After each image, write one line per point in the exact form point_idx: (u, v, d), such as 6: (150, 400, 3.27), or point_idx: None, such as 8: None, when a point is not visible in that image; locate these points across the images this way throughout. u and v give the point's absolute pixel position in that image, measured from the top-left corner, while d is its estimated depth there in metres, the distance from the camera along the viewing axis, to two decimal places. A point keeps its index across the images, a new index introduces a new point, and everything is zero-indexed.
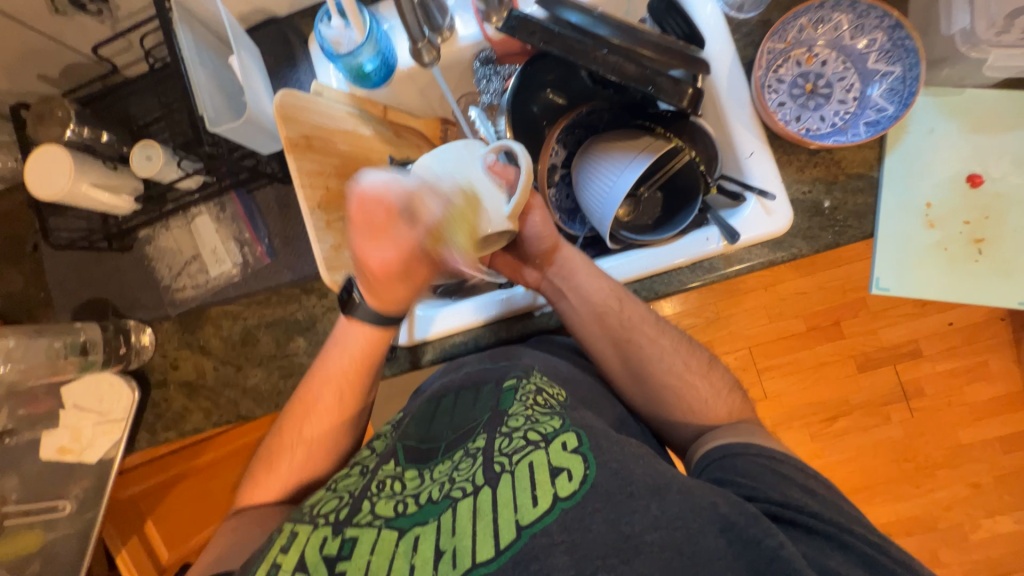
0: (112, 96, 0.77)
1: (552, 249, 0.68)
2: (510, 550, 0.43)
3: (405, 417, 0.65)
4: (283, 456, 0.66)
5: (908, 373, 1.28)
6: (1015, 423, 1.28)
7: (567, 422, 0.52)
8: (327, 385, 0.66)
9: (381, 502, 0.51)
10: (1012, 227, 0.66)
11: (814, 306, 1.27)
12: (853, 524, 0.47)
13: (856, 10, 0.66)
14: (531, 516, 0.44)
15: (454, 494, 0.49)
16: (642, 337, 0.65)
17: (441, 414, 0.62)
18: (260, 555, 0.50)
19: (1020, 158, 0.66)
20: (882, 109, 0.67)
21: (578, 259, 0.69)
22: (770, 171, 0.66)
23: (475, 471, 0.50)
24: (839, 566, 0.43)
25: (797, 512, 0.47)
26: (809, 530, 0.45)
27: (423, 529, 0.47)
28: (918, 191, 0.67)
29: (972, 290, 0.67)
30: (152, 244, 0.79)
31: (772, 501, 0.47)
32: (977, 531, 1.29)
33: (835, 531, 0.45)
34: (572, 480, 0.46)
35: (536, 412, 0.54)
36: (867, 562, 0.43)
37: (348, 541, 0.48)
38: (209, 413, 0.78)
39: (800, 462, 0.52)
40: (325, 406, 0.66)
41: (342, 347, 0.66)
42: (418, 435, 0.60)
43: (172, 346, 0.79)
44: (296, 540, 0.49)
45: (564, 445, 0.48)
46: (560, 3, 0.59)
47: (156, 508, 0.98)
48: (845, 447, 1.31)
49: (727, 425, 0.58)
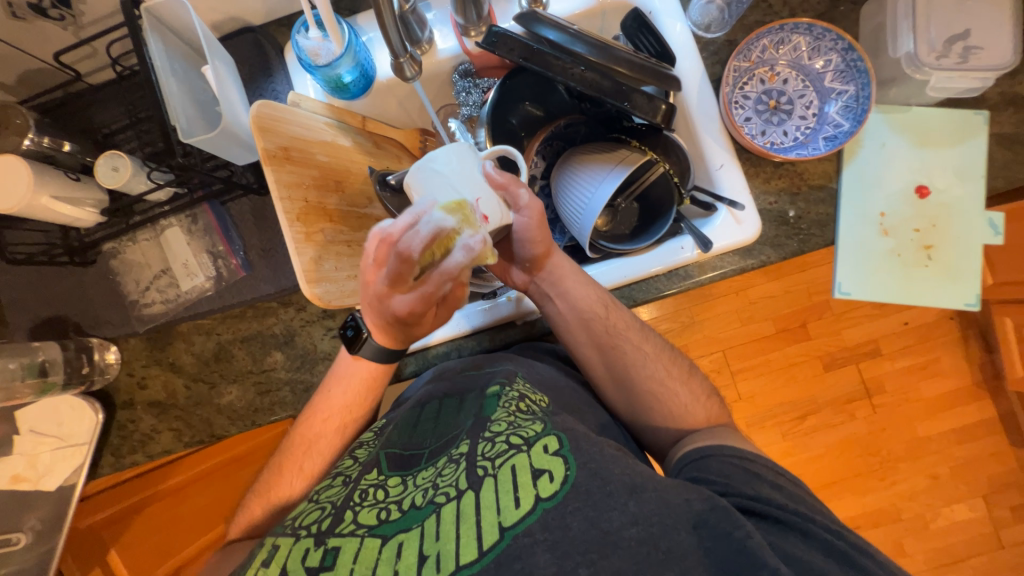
0: (76, 105, 0.74)
1: (544, 256, 0.67)
2: (493, 551, 0.43)
3: (388, 426, 0.64)
4: (280, 486, 0.64)
5: (870, 371, 1.36)
6: (966, 416, 1.36)
7: (548, 426, 0.52)
8: (326, 415, 0.65)
9: (364, 510, 0.50)
10: (957, 233, 0.71)
11: (782, 310, 1.33)
12: (815, 515, 0.48)
13: (813, 32, 0.70)
14: (513, 517, 0.45)
15: (438, 499, 0.48)
16: (633, 342, 0.67)
17: (425, 420, 0.61)
18: (242, 568, 0.49)
19: (963, 170, 0.71)
20: (838, 125, 0.71)
21: (568, 265, 0.68)
22: (739, 182, 0.70)
23: (458, 476, 0.50)
24: (802, 552, 0.44)
25: (766, 505, 0.48)
26: (776, 521, 0.47)
27: (407, 535, 0.46)
28: (872, 202, 0.72)
29: (923, 292, 0.72)
30: (117, 257, 0.76)
31: (745, 496, 0.49)
32: (936, 520, 1.36)
33: (798, 520, 0.47)
34: (553, 480, 0.46)
35: (518, 416, 0.54)
36: (829, 545, 0.45)
37: (330, 551, 0.47)
38: (180, 433, 0.77)
39: (772, 462, 0.54)
40: (325, 437, 0.65)
41: (337, 373, 0.66)
42: (401, 442, 0.59)
43: (140, 363, 0.77)
44: (278, 553, 0.48)
45: (546, 448, 0.49)
46: (538, 20, 0.59)
47: (124, 535, 0.92)
48: (816, 445, 1.37)
49: (705, 429, 0.60)
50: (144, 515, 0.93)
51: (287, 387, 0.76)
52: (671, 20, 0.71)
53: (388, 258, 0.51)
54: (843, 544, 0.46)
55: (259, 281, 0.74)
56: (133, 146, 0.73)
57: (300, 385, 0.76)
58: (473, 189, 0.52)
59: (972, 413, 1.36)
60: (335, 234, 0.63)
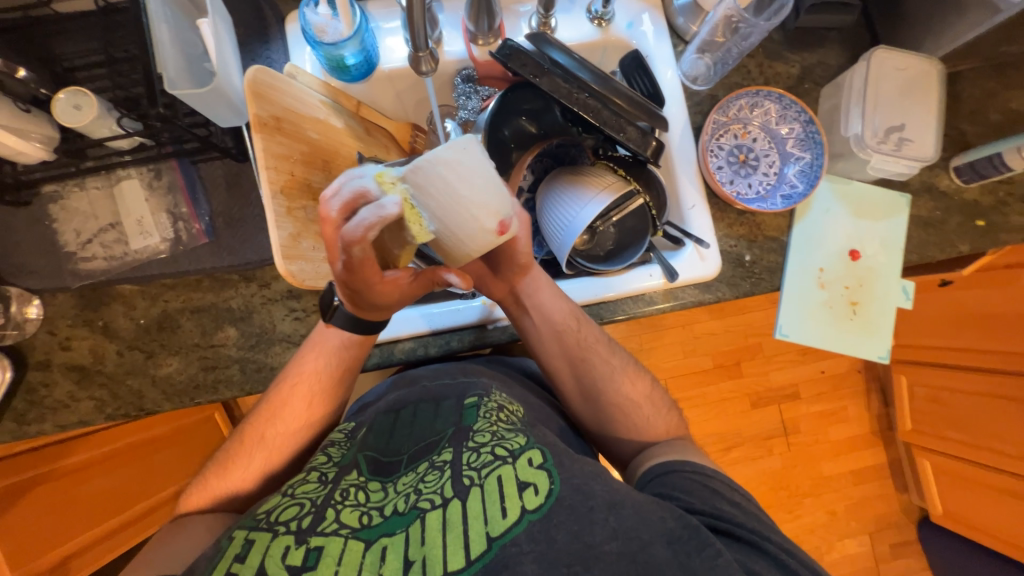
0: (36, 30, 0.67)
1: (526, 266, 0.68)
2: (480, 561, 0.43)
3: (360, 428, 0.62)
4: (237, 468, 0.61)
5: (790, 412, 1.50)
6: (864, 459, 1.53)
7: (531, 439, 0.54)
8: (283, 396, 0.63)
9: (345, 511, 0.49)
10: (878, 294, 0.82)
11: (721, 346, 1.45)
12: (770, 532, 0.52)
13: (782, 102, 0.80)
14: (500, 528, 0.45)
15: (422, 505, 0.48)
16: (602, 355, 0.70)
17: (401, 427, 0.61)
18: (208, 564, 0.45)
19: (888, 242, 0.81)
20: (794, 186, 0.80)
21: (546, 278, 0.69)
22: (706, 224, 0.77)
23: (443, 484, 0.49)
24: (760, 568, 0.48)
25: (729, 523, 0.52)
26: (737, 538, 0.51)
27: (391, 540, 0.45)
28: (813, 258, 0.81)
29: (844, 341, 0.81)
30: (58, 203, 0.69)
31: (708, 513, 0.53)
32: (830, 552, 1.50)
33: (757, 539, 0.51)
34: (538, 494, 0.47)
35: (501, 427, 0.55)
36: (783, 564, 0.49)
37: (312, 550, 0.45)
38: (103, 404, 0.69)
39: (728, 479, 0.58)
40: (285, 413, 0.63)
41: (317, 349, 0.64)
42: (379, 446, 0.58)
43: (66, 322, 0.69)
44: (254, 549, 0.45)
45: (530, 461, 0.50)
46: (549, 42, 0.65)
47: (10, 511, 0.77)
48: (737, 475, 1.47)
49: (666, 442, 0.65)
50: (32, 498, 0.81)
51: (237, 366, 0.71)
52: (663, 67, 0.78)
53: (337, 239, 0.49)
54: (788, 558, 0.50)
55: (222, 250, 0.70)
56: (98, 86, 0.68)
57: (251, 365, 0.71)
58: (483, 191, 0.49)
59: (869, 458, 1.53)
60: (317, 213, 0.61)
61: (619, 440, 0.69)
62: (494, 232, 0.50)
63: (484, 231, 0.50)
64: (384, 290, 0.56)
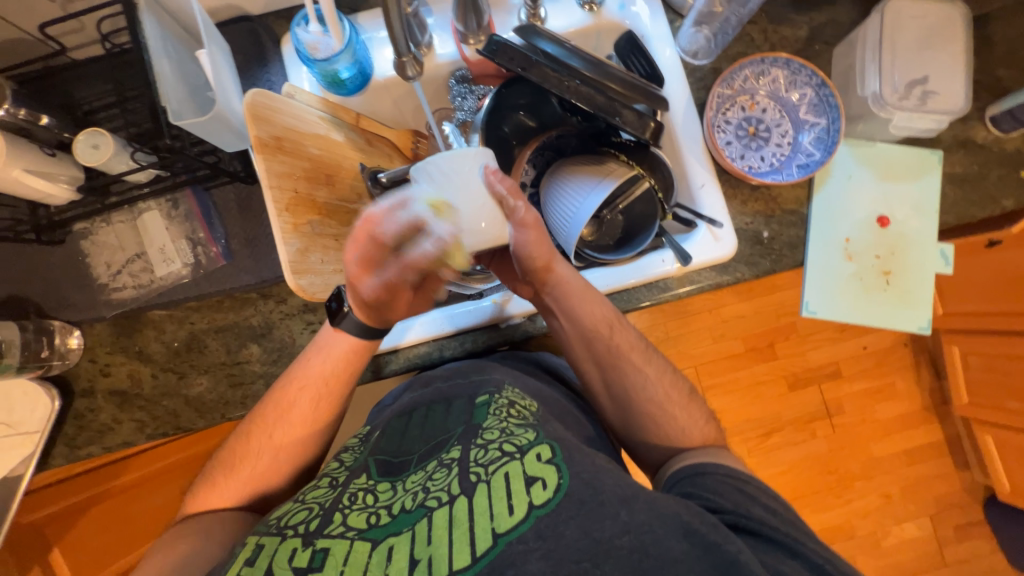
0: (56, 78, 0.72)
1: (545, 269, 0.64)
2: (486, 557, 0.43)
3: (375, 431, 0.64)
4: (248, 464, 0.63)
5: (831, 392, 1.42)
6: (917, 438, 1.44)
7: (541, 434, 0.53)
8: (296, 410, 0.64)
9: (353, 513, 0.49)
10: (914, 262, 0.76)
11: (752, 328, 1.39)
12: (801, 535, 0.50)
13: (790, 67, 0.76)
14: (507, 524, 0.45)
15: (430, 503, 0.48)
16: (634, 363, 0.67)
17: (413, 427, 0.61)
18: (223, 568, 0.47)
19: (921, 205, 0.76)
20: (810, 154, 0.76)
21: (573, 282, 0.66)
22: (717, 202, 0.74)
23: (450, 481, 0.49)
24: (788, 568, 0.47)
25: (759, 524, 0.50)
26: (768, 539, 0.49)
27: (398, 539, 0.46)
28: (838, 229, 0.76)
29: (879, 313, 0.76)
30: (89, 239, 0.73)
31: (736, 514, 0.51)
32: (887, 537, 1.42)
33: (790, 541, 0.49)
34: (546, 488, 0.47)
35: (511, 424, 0.55)
36: (816, 565, 0.48)
37: (319, 552, 0.46)
38: (144, 424, 0.74)
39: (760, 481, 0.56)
40: (297, 421, 0.64)
41: (325, 352, 0.65)
42: (390, 449, 0.59)
43: (104, 350, 0.74)
44: (264, 551, 0.46)
45: (539, 456, 0.49)
46: (537, 33, 0.63)
47: (69, 532, 0.88)
48: (778, 460, 1.42)
49: (701, 449, 0.61)
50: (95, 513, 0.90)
51: (262, 381, 0.74)
52: (661, 45, 0.76)
53: (375, 249, 0.57)
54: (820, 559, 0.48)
55: (239, 270, 0.73)
56: (115, 124, 0.71)
57: (275, 378, 0.74)
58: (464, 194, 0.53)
59: (923, 435, 1.44)
60: (323, 226, 0.63)
61: (640, 431, 0.66)
62: (530, 235, 0.60)
63: (513, 206, 0.55)
64: (397, 297, 0.63)
